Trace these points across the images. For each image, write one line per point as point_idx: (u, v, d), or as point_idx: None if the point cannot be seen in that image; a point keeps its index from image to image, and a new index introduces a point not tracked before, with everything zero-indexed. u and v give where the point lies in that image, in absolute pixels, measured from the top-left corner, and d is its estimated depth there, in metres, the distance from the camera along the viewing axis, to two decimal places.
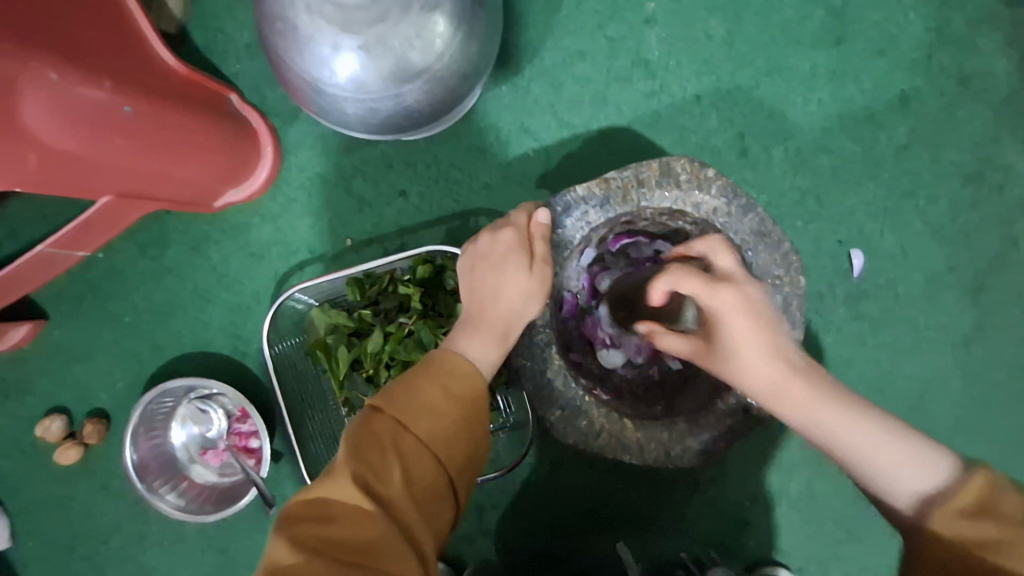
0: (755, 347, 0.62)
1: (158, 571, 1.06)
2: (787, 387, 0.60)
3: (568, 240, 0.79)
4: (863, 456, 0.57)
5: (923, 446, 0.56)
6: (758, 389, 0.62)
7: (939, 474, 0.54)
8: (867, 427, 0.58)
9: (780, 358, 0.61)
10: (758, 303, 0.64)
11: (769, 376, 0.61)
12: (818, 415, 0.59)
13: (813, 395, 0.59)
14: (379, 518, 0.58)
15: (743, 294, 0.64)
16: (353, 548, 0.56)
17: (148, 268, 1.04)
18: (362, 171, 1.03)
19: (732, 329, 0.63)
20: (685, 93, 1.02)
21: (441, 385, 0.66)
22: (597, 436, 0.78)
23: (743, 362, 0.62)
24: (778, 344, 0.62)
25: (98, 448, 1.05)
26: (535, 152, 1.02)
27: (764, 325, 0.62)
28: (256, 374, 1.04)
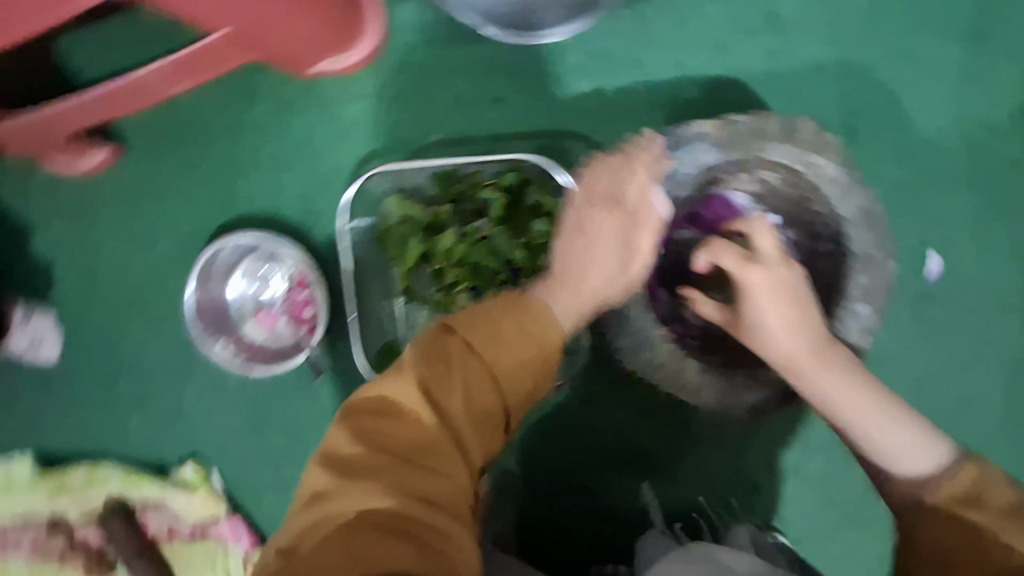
0: (785, 326, 0.71)
1: (196, 415, 1.12)
2: (806, 362, 0.70)
3: (673, 172, 0.81)
4: (875, 429, 0.67)
5: (924, 436, 0.66)
6: (779, 354, 0.72)
7: (934, 456, 0.64)
8: (873, 411, 0.67)
9: (814, 335, 0.71)
10: (794, 283, 0.73)
11: (797, 346, 0.71)
12: (827, 383, 0.69)
13: (825, 362, 0.70)
14: (436, 427, 0.61)
15: (772, 276, 0.72)
16: (407, 447, 0.60)
17: (232, 121, 1.04)
18: (464, 67, 1.01)
19: (762, 303, 0.72)
20: (807, 57, 0.98)
21: (514, 319, 0.66)
22: (659, 367, 0.81)
23: (765, 318, 0.72)
24: (796, 313, 0.72)
25: (157, 287, 1.08)
26: (642, 86, 0.99)
27: (780, 293, 0.72)
28: (321, 249, 1.05)
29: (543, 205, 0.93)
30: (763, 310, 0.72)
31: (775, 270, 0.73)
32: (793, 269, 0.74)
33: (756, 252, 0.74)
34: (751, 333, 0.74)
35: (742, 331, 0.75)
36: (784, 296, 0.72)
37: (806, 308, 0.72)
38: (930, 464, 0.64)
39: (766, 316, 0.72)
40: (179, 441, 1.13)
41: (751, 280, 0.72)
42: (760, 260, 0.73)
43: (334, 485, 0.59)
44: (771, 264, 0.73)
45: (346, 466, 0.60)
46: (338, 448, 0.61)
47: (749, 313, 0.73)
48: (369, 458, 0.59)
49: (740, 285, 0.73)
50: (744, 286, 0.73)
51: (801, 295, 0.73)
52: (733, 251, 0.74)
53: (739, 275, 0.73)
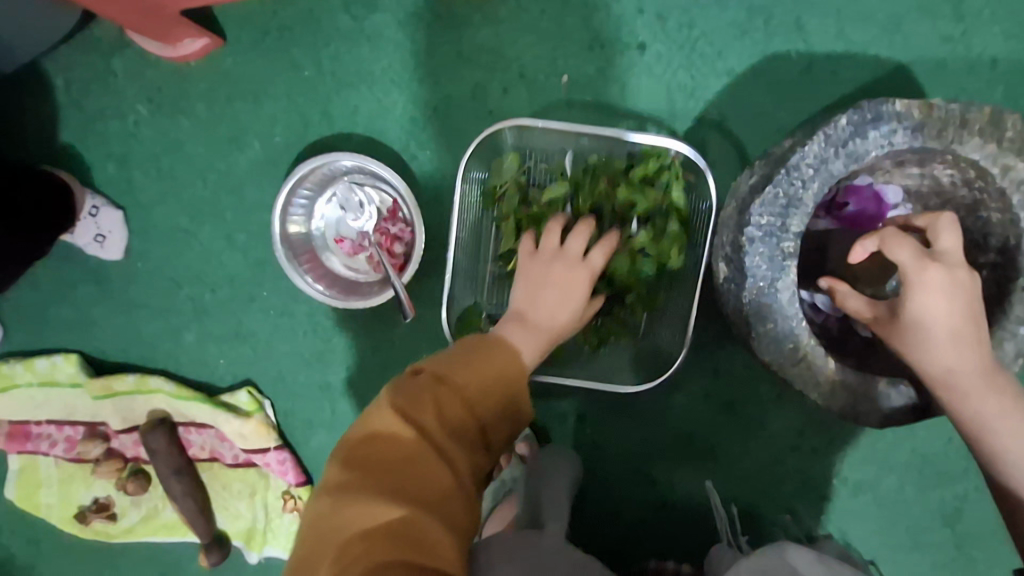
0: (960, 333, 0.67)
1: (257, 337, 1.06)
2: (962, 373, 0.67)
3: (863, 153, 0.68)
4: (1003, 445, 0.66)
5: None
6: (936, 364, 0.67)
7: None
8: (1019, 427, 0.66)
9: (981, 347, 0.67)
10: (969, 288, 0.67)
11: (952, 357, 0.67)
12: (981, 401, 0.66)
13: (988, 377, 0.66)
14: (480, 369, 0.66)
15: (949, 277, 0.67)
16: (456, 376, 0.65)
17: (345, 25, 0.95)
18: (608, 5, 0.92)
19: (928, 305, 0.67)
20: (983, 52, 0.90)
21: (480, 357, 0.67)
22: (796, 362, 0.73)
23: (930, 325, 0.67)
24: (965, 323, 0.67)
25: (236, 195, 1.01)
26: (799, 56, 0.91)
27: (956, 298, 0.67)
28: (420, 181, 0.97)
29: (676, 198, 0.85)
30: (930, 310, 0.67)
31: (959, 273, 0.67)
32: (973, 275, 0.68)
33: (934, 251, 0.69)
34: (903, 337, 0.69)
35: (895, 333, 0.70)
36: (958, 301, 0.67)
37: (978, 319, 0.67)
38: None
39: (933, 325, 0.67)
40: (235, 362, 1.07)
41: (926, 282, 0.67)
42: (939, 260, 0.68)
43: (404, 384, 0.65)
44: (947, 267, 0.67)
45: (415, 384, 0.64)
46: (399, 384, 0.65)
47: (911, 317, 0.68)
48: (431, 375, 0.65)
49: (910, 285, 0.68)
50: (911, 287, 0.68)
51: (974, 302, 0.67)
52: (909, 245, 0.68)
53: (914, 277, 0.67)
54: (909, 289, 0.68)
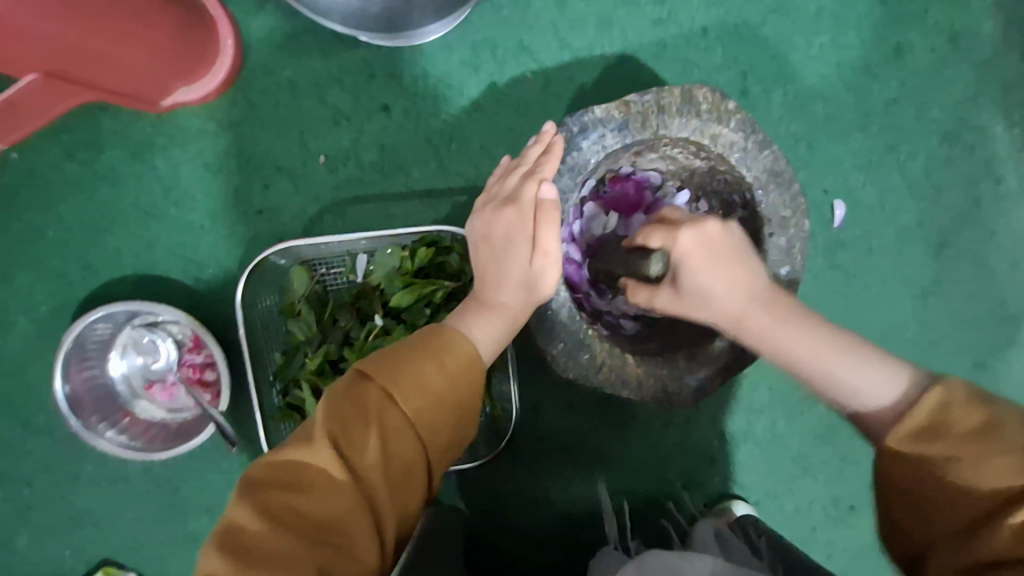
0: (729, 277, 0.61)
1: (96, 514, 0.97)
2: (751, 317, 0.60)
3: (582, 164, 0.75)
4: (831, 372, 0.57)
5: (879, 364, 0.56)
6: (725, 315, 0.61)
7: (894, 382, 0.54)
8: (822, 345, 0.58)
9: (750, 287, 0.61)
10: (730, 243, 0.62)
11: (735, 303, 0.60)
12: (772, 342, 0.59)
13: (774, 320, 0.60)
14: (351, 490, 0.57)
15: (717, 229, 0.62)
16: (314, 525, 0.56)
17: (77, 173, 0.91)
18: (339, 79, 0.93)
19: (696, 271, 0.61)
20: (693, 23, 0.97)
21: (294, 497, 0.56)
22: (598, 370, 0.77)
23: (703, 287, 0.61)
24: (740, 271, 0.61)
25: (24, 378, 0.94)
26: (533, 73, 0.95)
27: (721, 260, 0.61)
28: (211, 300, 0.93)
29: (465, 271, 0.88)
30: (702, 274, 0.61)
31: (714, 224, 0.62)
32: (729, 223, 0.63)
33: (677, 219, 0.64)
34: (687, 304, 0.63)
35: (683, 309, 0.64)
36: (722, 254, 0.61)
37: (747, 260, 0.62)
38: (899, 384, 0.54)
39: (710, 284, 0.61)
40: (82, 549, 0.97)
41: (683, 247, 0.61)
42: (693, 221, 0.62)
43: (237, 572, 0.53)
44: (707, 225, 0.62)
45: (266, 555, 0.54)
46: (218, 567, 0.53)
47: (688, 287, 0.62)
48: (279, 542, 0.54)
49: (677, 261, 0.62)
50: (676, 256, 0.61)
51: (739, 257, 0.62)
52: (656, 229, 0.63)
53: (671, 248, 0.62)
54: (676, 265, 0.62)
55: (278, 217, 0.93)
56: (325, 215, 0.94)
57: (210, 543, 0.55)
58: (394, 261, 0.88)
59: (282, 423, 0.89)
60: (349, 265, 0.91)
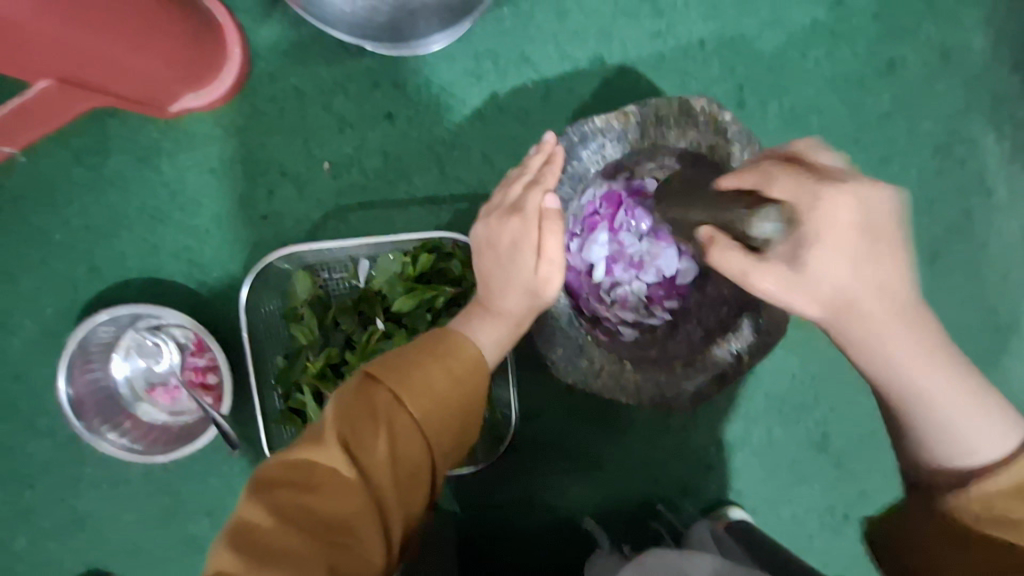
0: (873, 274, 0.53)
1: (96, 516, 0.97)
2: (870, 313, 0.54)
3: (582, 172, 0.78)
4: (952, 408, 0.53)
5: (1007, 413, 0.54)
6: (831, 304, 0.54)
7: (1011, 440, 0.53)
8: (948, 377, 0.54)
9: (891, 284, 0.53)
10: (881, 211, 0.53)
11: (878, 307, 0.53)
12: (889, 351, 0.54)
13: (914, 331, 0.54)
14: (361, 490, 0.58)
15: (875, 201, 0.53)
16: (324, 523, 0.57)
17: (84, 178, 0.92)
18: (344, 87, 0.94)
19: (827, 243, 0.52)
20: (691, 36, 0.99)
21: (305, 495, 0.57)
22: (597, 375, 0.78)
23: (839, 281, 0.53)
24: (888, 272, 0.53)
25: (27, 380, 0.94)
26: (534, 83, 0.96)
27: (876, 246, 0.53)
28: (215, 304, 0.94)
29: (466, 277, 0.90)
30: (826, 252, 0.52)
31: (878, 190, 0.53)
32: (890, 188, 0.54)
33: (828, 172, 0.55)
34: (803, 284, 0.53)
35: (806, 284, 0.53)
36: (868, 248, 0.53)
37: (898, 255, 0.54)
38: (1008, 448, 0.53)
39: (837, 274, 0.53)
40: (81, 551, 0.97)
41: (823, 216, 0.52)
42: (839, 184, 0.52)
43: (247, 569, 0.53)
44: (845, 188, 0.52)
45: (277, 551, 0.54)
46: (229, 566, 0.54)
47: (814, 275, 0.53)
48: (291, 539, 0.55)
49: (803, 235, 0.52)
50: (805, 223, 0.51)
51: (887, 236, 0.53)
52: (792, 176, 0.53)
53: (806, 211, 0.52)
54: (806, 235, 0.52)
55: (282, 223, 0.94)
56: (328, 220, 0.95)
57: (221, 541, 0.56)
58: (395, 267, 0.89)
59: (284, 427, 0.90)
60: (351, 269, 0.92)
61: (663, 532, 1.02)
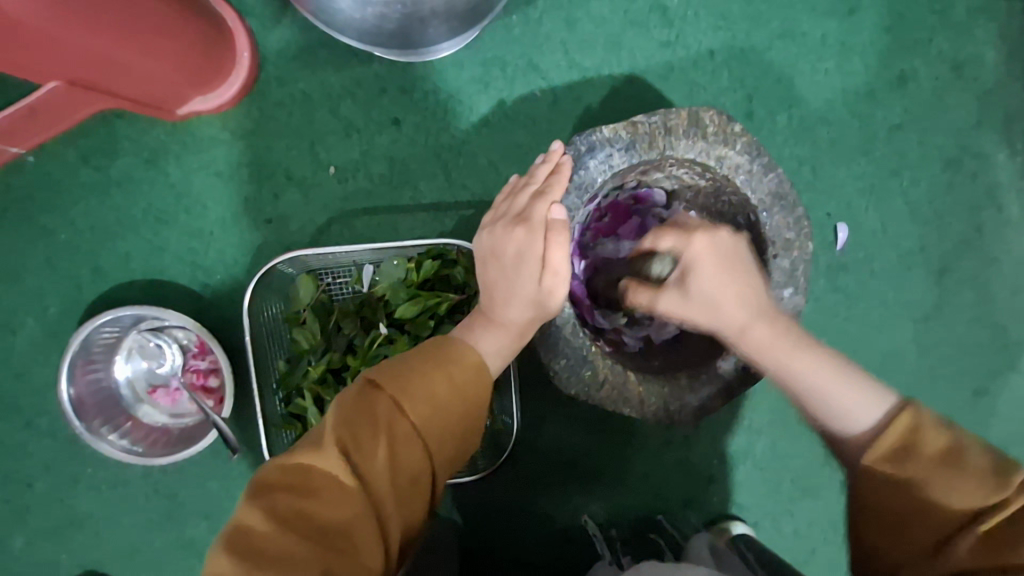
0: (734, 293, 0.65)
1: (94, 518, 0.97)
2: (753, 329, 0.64)
3: (590, 182, 0.76)
4: (836, 396, 0.59)
5: (872, 384, 0.59)
6: (727, 327, 0.65)
7: (879, 408, 0.57)
8: (838, 373, 0.60)
9: (749, 301, 0.65)
10: (727, 243, 0.67)
11: (743, 314, 0.65)
12: (763, 348, 0.64)
13: (777, 335, 0.64)
14: (359, 495, 0.57)
15: (722, 237, 0.67)
16: (322, 530, 0.56)
17: (91, 178, 0.93)
18: (351, 92, 0.94)
19: (700, 275, 0.66)
20: (700, 47, 0.99)
21: (303, 500, 0.57)
22: (600, 387, 0.77)
23: (714, 298, 0.65)
24: (742, 284, 0.66)
25: (29, 379, 0.94)
26: (541, 91, 0.96)
27: (730, 270, 0.66)
28: (218, 307, 0.94)
29: (470, 284, 0.89)
30: (705, 281, 0.66)
31: (725, 236, 0.67)
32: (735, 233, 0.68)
33: (690, 225, 0.69)
34: (691, 308, 0.67)
35: (689, 309, 0.68)
36: (732, 267, 0.66)
37: (750, 280, 0.66)
38: (877, 415, 0.57)
39: (714, 289, 0.65)
40: (78, 553, 0.97)
41: (698, 254, 0.66)
42: (705, 229, 0.67)
43: (244, 574, 0.53)
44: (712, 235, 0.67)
45: (273, 556, 0.54)
46: (226, 571, 0.53)
47: (696, 294, 0.66)
48: (288, 544, 0.54)
49: (687, 263, 0.66)
50: (688, 259, 0.66)
51: (739, 264, 0.67)
52: (671, 233, 0.68)
53: (685, 250, 0.67)
54: (688, 266, 0.67)
55: (287, 227, 0.94)
56: (332, 225, 0.95)
57: (218, 544, 0.55)
58: (399, 272, 0.89)
59: (284, 432, 0.89)
60: (354, 275, 0.92)
61: (666, 545, 1.00)
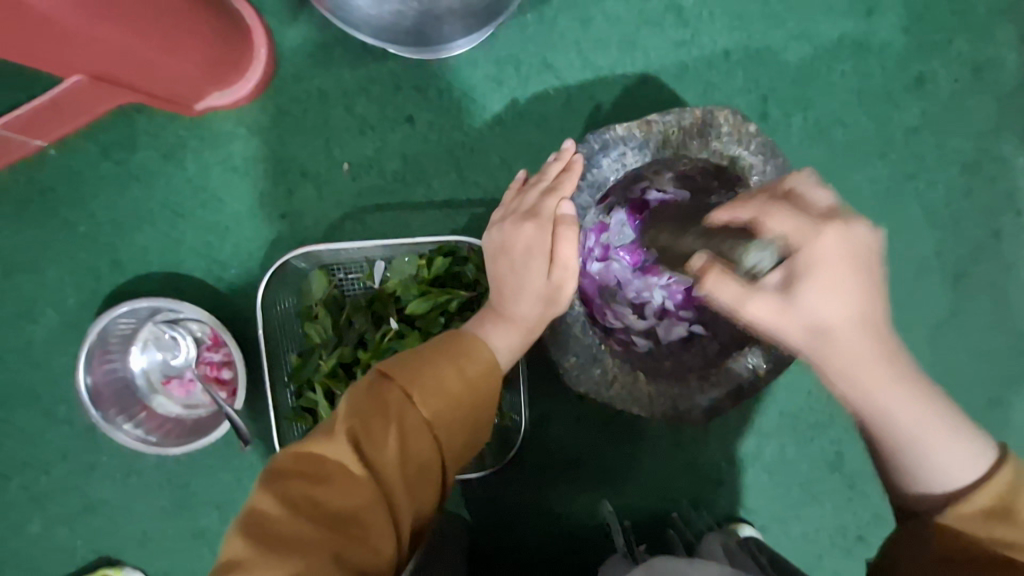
0: (848, 296, 0.52)
1: (109, 505, 0.98)
2: (859, 349, 0.52)
3: (602, 180, 0.76)
4: (918, 434, 0.51)
5: (977, 439, 0.52)
6: (826, 343, 0.52)
7: (977, 459, 0.51)
8: (937, 417, 0.52)
9: (864, 315, 0.52)
10: (855, 238, 0.52)
11: (861, 335, 0.52)
12: (882, 385, 0.51)
13: (888, 365, 0.52)
14: (370, 485, 0.58)
15: (839, 232, 0.52)
16: (333, 516, 0.57)
17: (111, 172, 0.94)
18: (366, 89, 0.95)
19: (815, 266, 0.51)
20: (715, 47, 0.99)
21: (314, 488, 0.57)
22: (609, 385, 0.78)
23: (827, 306, 0.51)
24: (865, 300, 0.52)
25: (48, 368, 0.96)
26: (554, 90, 0.96)
27: (858, 274, 0.52)
28: (232, 301, 0.95)
29: (480, 281, 0.90)
30: (817, 281, 0.51)
31: (838, 226, 0.53)
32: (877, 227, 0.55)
33: (800, 208, 0.54)
34: (791, 314, 0.52)
35: (802, 319, 0.52)
36: (851, 269, 0.52)
37: (870, 284, 0.52)
38: (976, 469, 0.51)
39: (826, 297, 0.51)
40: (92, 540, 0.98)
41: (825, 249, 0.52)
42: (838, 220, 0.53)
43: (257, 558, 0.53)
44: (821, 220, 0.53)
45: (284, 542, 0.55)
46: (239, 554, 0.54)
47: (806, 305, 0.52)
48: (299, 531, 0.55)
49: (801, 256, 0.52)
50: (800, 248, 0.52)
51: (861, 269, 0.53)
52: (783, 211, 0.53)
53: (804, 243, 0.52)
54: (800, 263, 0.52)
55: (301, 222, 0.95)
56: (345, 220, 0.96)
57: (231, 530, 0.56)
58: (410, 269, 0.89)
59: (295, 425, 0.90)
60: (366, 270, 0.93)
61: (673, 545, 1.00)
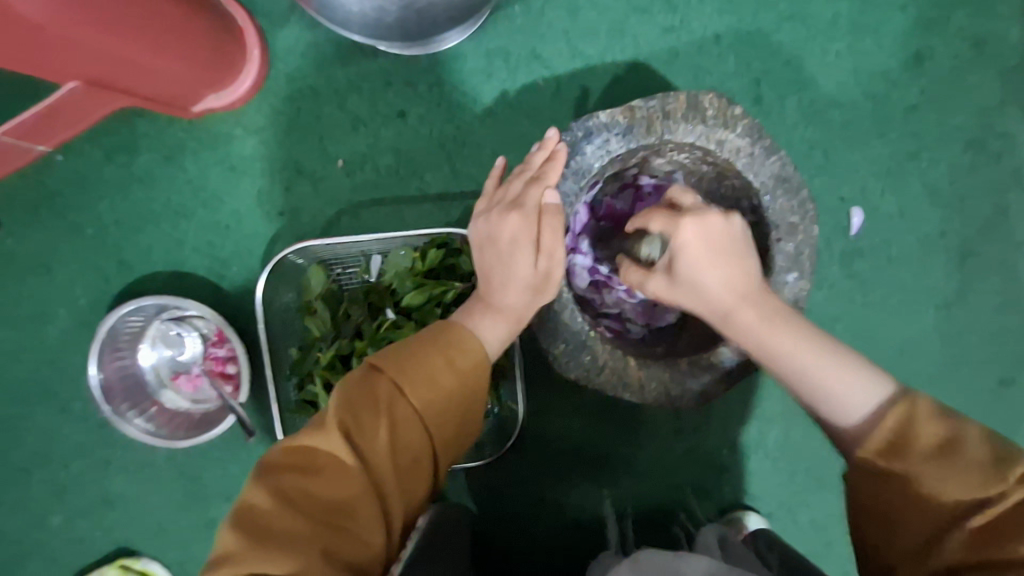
0: (721, 275, 0.63)
1: (124, 498, 1.02)
2: (738, 312, 0.64)
3: (587, 168, 0.77)
4: (817, 379, 0.59)
5: (868, 373, 0.59)
6: (713, 310, 0.65)
7: (873, 399, 0.57)
8: (820, 359, 0.60)
9: (738, 287, 0.64)
10: (718, 227, 0.64)
11: (729, 300, 0.64)
12: (771, 342, 0.62)
13: (766, 320, 0.63)
14: (360, 475, 0.60)
15: (702, 220, 0.64)
16: (326, 508, 0.58)
17: (115, 176, 0.98)
18: (358, 86, 0.97)
19: (687, 253, 0.64)
20: (705, 31, 0.98)
21: (307, 479, 0.59)
22: (599, 371, 0.78)
23: (700, 277, 0.64)
24: (739, 268, 0.64)
25: (63, 366, 1.00)
26: (544, 80, 0.97)
27: (723, 251, 0.64)
28: (235, 298, 0.98)
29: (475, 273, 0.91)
30: (688, 260, 0.64)
31: (693, 220, 0.63)
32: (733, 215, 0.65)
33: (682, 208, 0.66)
34: (680, 291, 0.66)
35: (676, 293, 0.67)
36: (718, 251, 0.64)
37: (742, 257, 0.64)
38: (876, 405, 0.57)
39: (705, 273, 0.64)
40: (110, 531, 1.02)
41: (687, 234, 0.63)
42: (696, 211, 0.65)
43: (249, 550, 0.55)
44: (705, 217, 0.64)
45: (277, 533, 0.56)
46: (231, 546, 0.56)
47: (684, 278, 0.65)
48: (293, 522, 0.57)
49: (675, 248, 0.64)
50: (674, 245, 0.64)
51: (736, 250, 0.64)
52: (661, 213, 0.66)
53: (672, 234, 0.64)
54: (675, 251, 0.65)
55: (299, 219, 0.97)
56: (342, 217, 0.97)
57: (226, 521, 0.58)
58: (405, 262, 0.90)
59: (298, 417, 0.93)
60: (363, 265, 0.95)
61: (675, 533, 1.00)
